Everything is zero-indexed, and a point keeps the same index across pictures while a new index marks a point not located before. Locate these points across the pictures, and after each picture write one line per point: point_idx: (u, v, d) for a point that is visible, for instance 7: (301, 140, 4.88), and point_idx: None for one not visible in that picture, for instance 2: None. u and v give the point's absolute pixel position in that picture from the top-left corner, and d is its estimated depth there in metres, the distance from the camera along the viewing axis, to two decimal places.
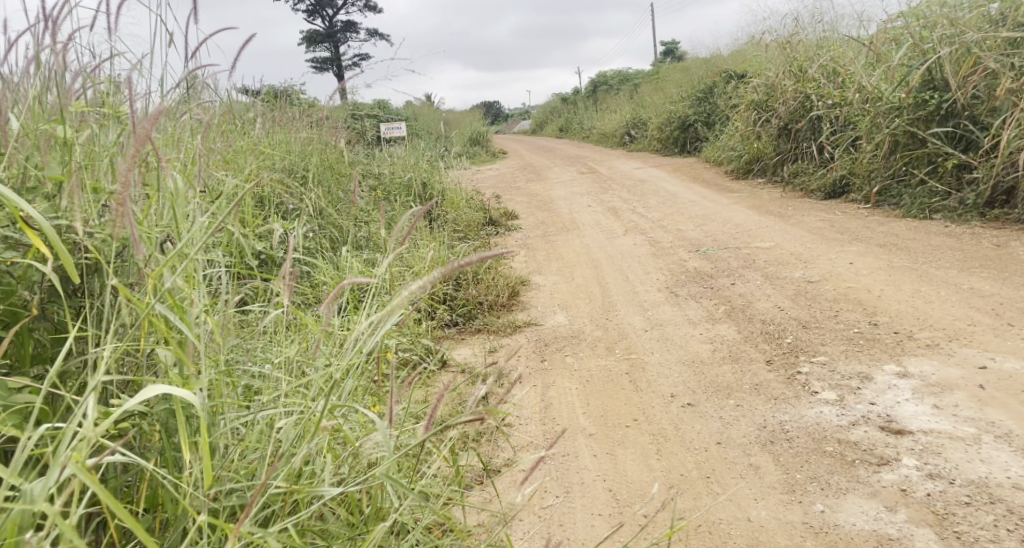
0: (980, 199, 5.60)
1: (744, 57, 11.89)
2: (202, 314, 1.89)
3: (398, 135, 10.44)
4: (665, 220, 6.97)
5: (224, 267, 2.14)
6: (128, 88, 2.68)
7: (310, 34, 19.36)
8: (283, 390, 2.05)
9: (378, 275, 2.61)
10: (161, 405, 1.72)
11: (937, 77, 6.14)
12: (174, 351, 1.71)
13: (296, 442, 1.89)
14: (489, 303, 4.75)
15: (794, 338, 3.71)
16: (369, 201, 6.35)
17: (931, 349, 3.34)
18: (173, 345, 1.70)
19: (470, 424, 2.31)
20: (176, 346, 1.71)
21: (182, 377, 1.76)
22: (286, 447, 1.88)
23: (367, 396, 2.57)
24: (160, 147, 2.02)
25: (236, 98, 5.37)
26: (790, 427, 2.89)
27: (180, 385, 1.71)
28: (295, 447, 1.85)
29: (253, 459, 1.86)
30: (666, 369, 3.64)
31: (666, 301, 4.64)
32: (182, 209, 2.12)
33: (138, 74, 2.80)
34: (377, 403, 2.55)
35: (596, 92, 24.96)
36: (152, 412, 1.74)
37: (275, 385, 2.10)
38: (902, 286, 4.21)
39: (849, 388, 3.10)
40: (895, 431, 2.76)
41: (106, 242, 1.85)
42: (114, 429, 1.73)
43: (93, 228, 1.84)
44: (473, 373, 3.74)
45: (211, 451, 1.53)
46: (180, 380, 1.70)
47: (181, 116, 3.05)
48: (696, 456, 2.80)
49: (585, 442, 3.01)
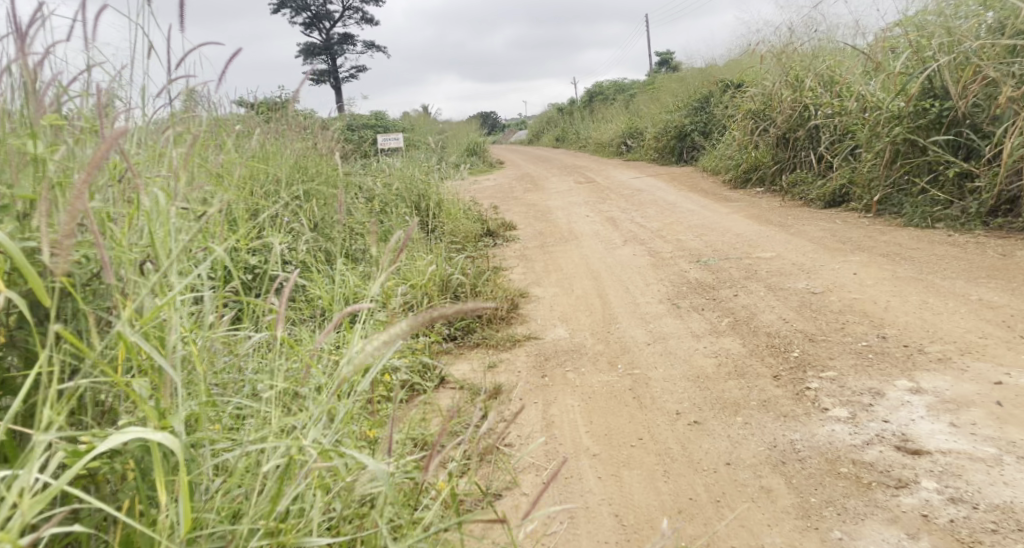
0: (983, 207, 5.53)
1: (740, 66, 11.86)
2: (180, 342, 1.84)
3: (394, 146, 10.37)
4: (665, 230, 6.90)
5: (206, 292, 2.09)
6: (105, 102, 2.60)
7: (306, 47, 19.36)
8: (269, 420, 1.99)
9: (371, 294, 2.55)
10: (136, 443, 1.66)
11: (937, 86, 6.06)
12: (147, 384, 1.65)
13: (283, 478, 1.84)
14: (488, 316, 4.67)
15: (801, 352, 3.62)
16: (365, 213, 6.27)
17: (944, 364, 3.24)
18: (145, 378, 1.64)
19: (468, 451, 2.24)
20: (149, 378, 1.65)
21: (159, 410, 1.71)
22: (272, 485, 1.83)
23: (364, 419, 2.50)
24: (133, 164, 1.97)
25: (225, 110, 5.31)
26: (802, 447, 2.79)
27: (156, 420, 1.65)
28: (282, 485, 1.80)
29: (237, 496, 1.81)
30: (670, 384, 3.54)
31: (667, 313, 4.55)
32: (159, 228, 2.06)
33: (118, 89, 2.72)
34: (373, 427, 2.48)
35: (592, 102, 24.98)
36: (126, 450, 1.68)
37: (261, 414, 2.04)
38: (909, 297, 4.12)
39: (861, 404, 3.01)
40: (911, 451, 2.67)
41: (79, 265, 1.81)
42: (84, 469, 1.67)
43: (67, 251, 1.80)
44: (472, 391, 3.66)
45: (190, 494, 1.50)
46: (155, 415, 1.65)
47: (164, 131, 2.98)
48: (705, 478, 2.71)
49: (588, 463, 2.93)
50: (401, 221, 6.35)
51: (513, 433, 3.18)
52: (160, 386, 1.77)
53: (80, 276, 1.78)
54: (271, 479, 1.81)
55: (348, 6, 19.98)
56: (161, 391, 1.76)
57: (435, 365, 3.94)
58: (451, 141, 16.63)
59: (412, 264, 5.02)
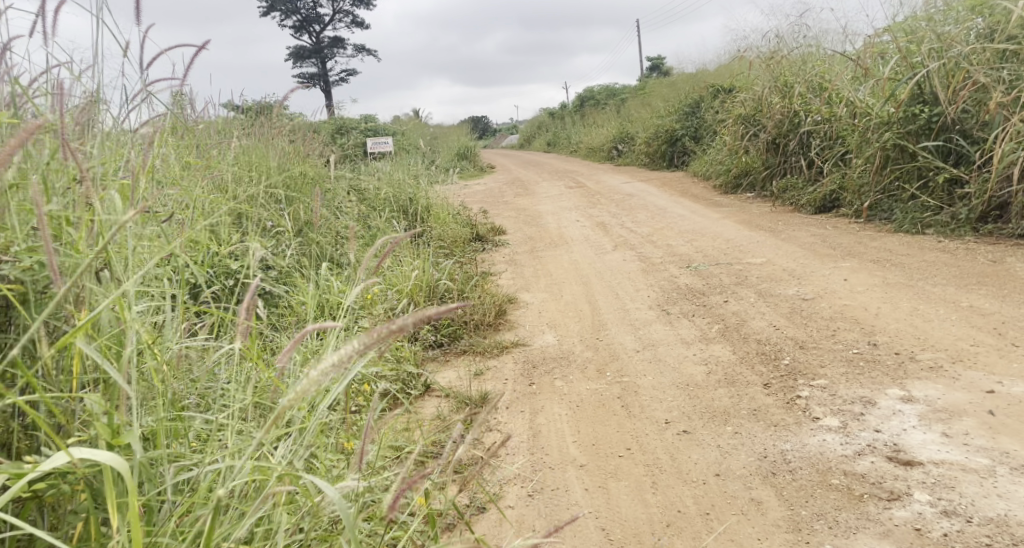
0: (973, 213, 5.51)
1: (730, 71, 11.86)
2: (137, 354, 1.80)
3: (384, 150, 10.30)
4: (655, 235, 6.86)
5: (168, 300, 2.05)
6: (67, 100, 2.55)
7: (296, 50, 19.29)
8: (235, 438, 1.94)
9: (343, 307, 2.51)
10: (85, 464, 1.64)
11: (926, 91, 6.03)
12: (100, 400, 1.62)
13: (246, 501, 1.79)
14: (476, 323, 4.62)
15: (792, 360, 3.58)
16: (353, 218, 6.21)
17: (936, 372, 3.20)
18: (97, 393, 1.61)
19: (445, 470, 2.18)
20: (101, 393, 1.62)
21: (112, 427, 1.68)
22: (234, 506, 1.78)
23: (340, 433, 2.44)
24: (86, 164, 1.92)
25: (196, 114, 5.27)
26: (793, 458, 2.74)
27: (108, 438, 1.62)
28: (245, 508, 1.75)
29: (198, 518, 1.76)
30: (660, 393, 3.49)
31: (657, 319, 4.50)
32: (117, 231, 2.02)
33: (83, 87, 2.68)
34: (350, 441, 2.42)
35: (583, 107, 24.99)
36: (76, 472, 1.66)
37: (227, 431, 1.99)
38: (899, 303, 4.09)
39: (852, 413, 2.96)
40: (904, 462, 2.62)
41: (31, 273, 1.79)
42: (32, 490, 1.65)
43: (19, 257, 1.78)
44: (459, 399, 3.62)
45: (137, 518, 1.47)
46: (107, 431, 1.62)
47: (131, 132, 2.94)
48: (694, 489, 2.66)
49: (575, 475, 2.87)
50: (389, 226, 6.29)
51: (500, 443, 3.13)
52: (114, 400, 1.74)
53: (31, 283, 1.76)
54: (233, 502, 1.76)
55: (338, 10, 19.94)
56: (115, 407, 1.72)
57: (421, 373, 3.89)
58: (442, 145, 16.60)
59: (399, 270, 4.96)
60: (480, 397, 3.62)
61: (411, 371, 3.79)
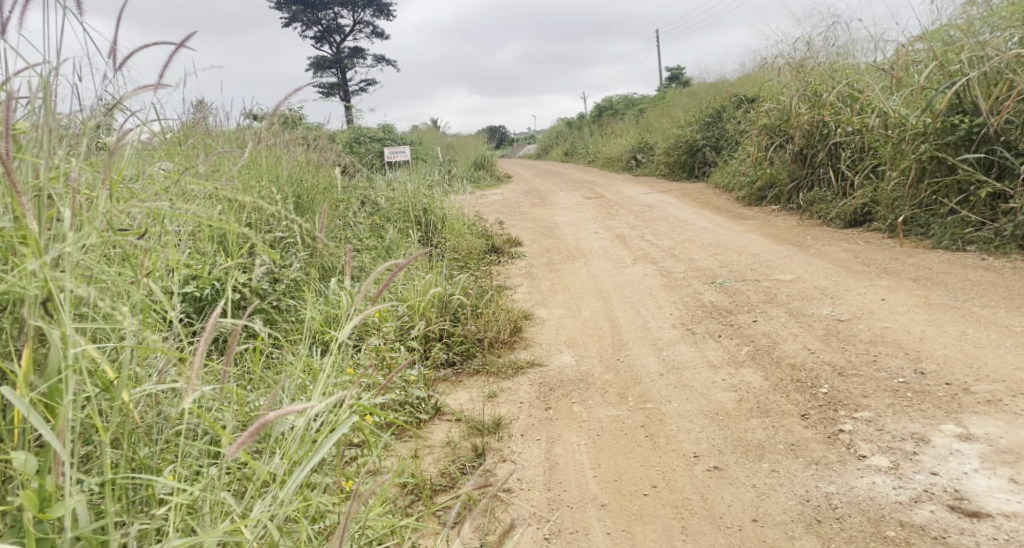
0: (1018, 230, 5.15)
1: (753, 80, 11.62)
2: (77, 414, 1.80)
3: (402, 159, 10.11)
4: (677, 249, 6.59)
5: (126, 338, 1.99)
6: (29, 103, 2.46)
7: (318, 62, 19.27)
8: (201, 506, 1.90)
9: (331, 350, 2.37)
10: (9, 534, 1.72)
11: (966, 101, 5.74)
12: (21, 472, 1.68)
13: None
14: (490, 340, 4.37)
15: (831, 388, 3.29)
16: (366, 229, 6.03)
17: (994, 407, 2.91)
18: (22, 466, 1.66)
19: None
20: (25, 466, 1.67)
21: (41, 494, 1.73)
22: None
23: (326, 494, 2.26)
24: (19, 190, 1.86)
25: (194, 123, 5.18)
26: (839, 503, 2.51)
27: (33, 510, 1.67)
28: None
29: None
30: (686, 421, 3.23)
31: (682, 339, 4.23)
32: (61, 258, 1.96)
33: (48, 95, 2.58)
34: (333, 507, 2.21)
35: (601, 116, 24.70)
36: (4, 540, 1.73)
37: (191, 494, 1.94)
38: (946, 327, 3.79)
39: (903, 452, 2.71)
40: (969, 513, 2.38)
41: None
42: None
43: None
44: (470, 421, 3.43)
45: None
46: (31, 503, 1.67)
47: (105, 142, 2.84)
48: (730, 536, 2.45)
49: (595, 516, 2.66)
50: (402, 237, 6.08)
51: (514, 477, 2.93)
52: (49, 463, 1.77)
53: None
54: None
55: (359, 21, 19.98)
56: (49, 469, 1.76)
57: (431, 396, 3.65)
58: (459, 155, 16.38)
59: (411, 285, 4.74)
60: (494, 422, 3.39)
61: (420, 392, 3.57)
